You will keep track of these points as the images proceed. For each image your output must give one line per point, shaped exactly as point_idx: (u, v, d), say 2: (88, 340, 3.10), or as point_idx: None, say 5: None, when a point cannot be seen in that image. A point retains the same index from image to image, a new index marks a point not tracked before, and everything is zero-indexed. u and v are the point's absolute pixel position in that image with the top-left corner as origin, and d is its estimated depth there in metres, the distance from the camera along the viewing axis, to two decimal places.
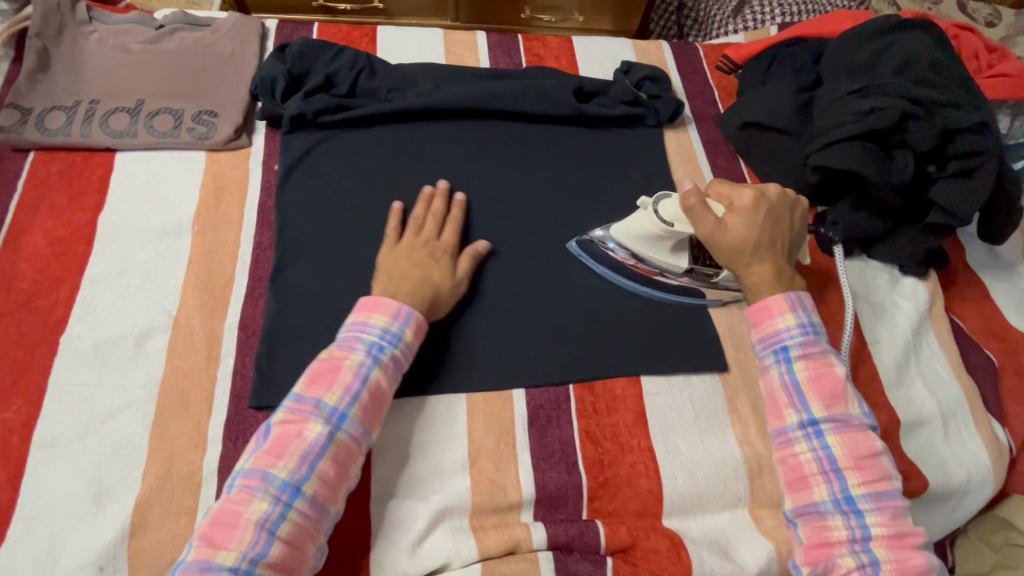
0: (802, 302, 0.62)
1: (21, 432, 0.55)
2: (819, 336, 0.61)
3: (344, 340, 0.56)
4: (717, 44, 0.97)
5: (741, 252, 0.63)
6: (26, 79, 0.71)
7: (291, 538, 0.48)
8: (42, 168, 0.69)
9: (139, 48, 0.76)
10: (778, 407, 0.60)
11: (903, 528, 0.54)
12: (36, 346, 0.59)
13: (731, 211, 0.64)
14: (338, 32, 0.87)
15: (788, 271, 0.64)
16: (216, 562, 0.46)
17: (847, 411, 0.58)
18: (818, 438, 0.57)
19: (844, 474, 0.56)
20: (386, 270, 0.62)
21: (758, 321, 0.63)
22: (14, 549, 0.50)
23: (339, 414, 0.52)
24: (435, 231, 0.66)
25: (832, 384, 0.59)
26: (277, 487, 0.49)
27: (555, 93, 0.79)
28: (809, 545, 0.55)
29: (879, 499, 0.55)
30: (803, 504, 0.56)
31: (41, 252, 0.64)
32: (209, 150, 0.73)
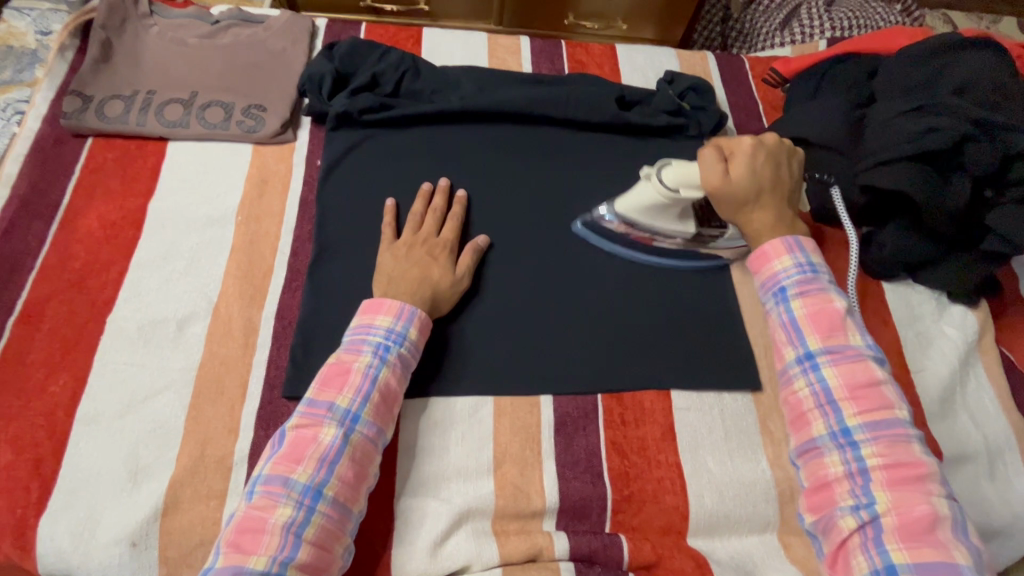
0: (801, 244, 0.61)
1: (66, 405, 0.57)
2: (818, 272, 0.59)
3: (350, 344, 0.57)
4: (765, 57, 0.95)
5: (746, 199, 0.63)
6: (90, 68, 0.74)
7: (318, 540, 0.48)
8: (99, 154, 0.72)
9: (196, 42, 0.78)
10: (778, 346, 0.58)
11: (905, 463, 0.49)
12: (84, 325, 0.61)
13: (735, 160, 0.64)
14: (384, 33, 0.89)
15: (791, 220, 0.63)
16: (248, 566, 0.45)
17: (848, 343, 0.55)
18: (815, 372, 0.55)
19: (841, 407, 0.53)
20: (421, 269, 0.62)
21: (756, 266, 0.62)
22: (55, 520, 0.52)
23: (353, 415, 0.53)
24: (435, 228, 0.67)
25: (830, 318, 0.56)
26: (299, 491, 0.49)
27: (597, 101, 0.79)
28: (810, 489, 0.52)
29: (876, 430, 0.51)
30: (804, 441, 0.54)
31: (94, 234, 0.66)
32: (256, 143, 0.75)
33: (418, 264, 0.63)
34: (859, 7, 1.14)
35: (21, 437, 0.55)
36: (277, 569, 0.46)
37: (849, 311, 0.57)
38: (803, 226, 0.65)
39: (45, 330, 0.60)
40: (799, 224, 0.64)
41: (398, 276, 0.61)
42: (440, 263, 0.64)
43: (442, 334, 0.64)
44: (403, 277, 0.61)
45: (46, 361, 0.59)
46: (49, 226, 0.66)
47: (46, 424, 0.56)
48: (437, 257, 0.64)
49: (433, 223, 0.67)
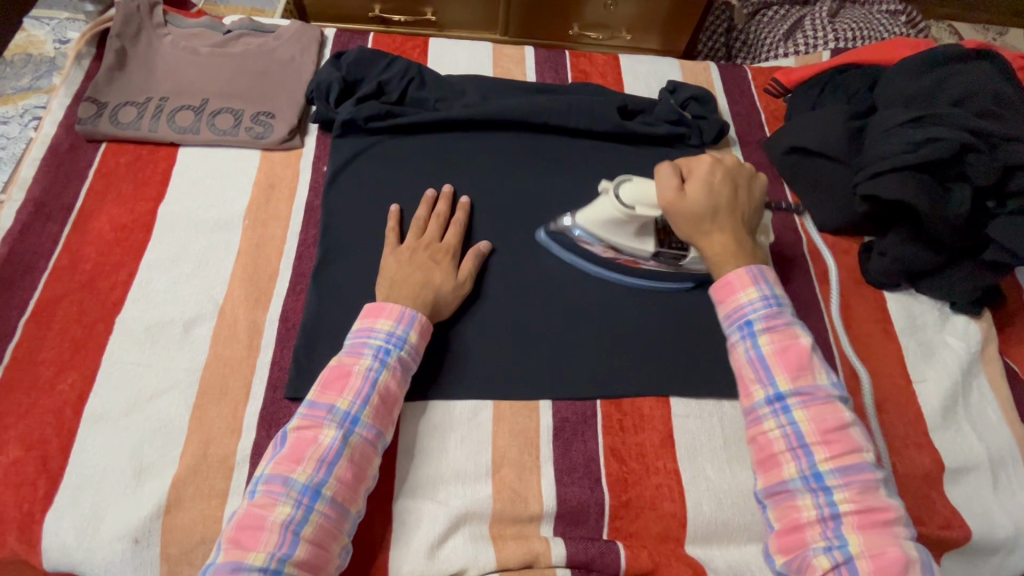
0: (765, 275, 0.60)
1: (75, 403, 0.58)
2: (783, 306, 0.58)
3: (352, 346, 0.57)
4: (768, 67, 0.96)
5: (704, 220, 0.62)
6: (104, 75, 0.76)
7: (316, 538, 0.49)
8: (112, 159, 0.73)
9: (208, 51, 0.80)
10: (746, 383, 0.57)
11: (875, 507, 0.50)
12: (94, 325, 0.62)
13: (693, 180, 0.63)
14: (391, 42, 0.90)
15: (748, 244, 0.63)
16: (248, 562, 0.46)
17: (815, 383, 0.55)
18: (785, 414, 0.54)
19: (813, 451, 0.52)
20: (424, 273, 0.63)
21: (720, 296, 0.60)
22: (60, 516, 0.53)
23: (352, 416, 0.53)
24: (439, 232, 0.68)
25: (798, 356, 0.55)
26: (298, 491, 0.49)
27: (599, 110, 0.80)
28: (781, 530, 0.52)
29: (848, 474, 0.51)
30: (774, 483, 0.53)
31: (105, 236, 0.68)
32: (264, 149, 0.76)
33: (419, 268, 0.64)
34: (862, 19, 1.15)
35: (30, 433, 0.56)
36: (274, 566, 0.46)
37: (815, 348, 0.57)
38: (758, 251, 0.64)
39: (55, 329, 0.62)
40: (756, 251, 0.63)
41: (400, 279, 0.62)
42: (442, 267, 0.65)
43: (444, 339, 0.65)
44: (405, 281, 0.62)
45: (56, 359, 0.60)
46: (62, 228, 0.68)
47: (54, 421, 0.57)
48: (439, 262, 0.65)
49: (437, 228, 0.68)
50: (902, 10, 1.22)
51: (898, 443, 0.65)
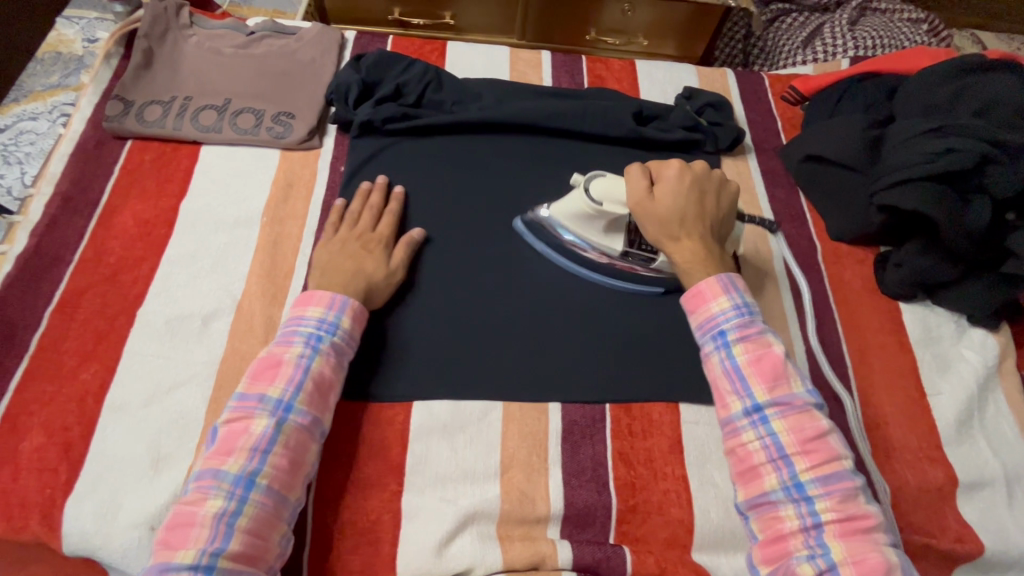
0: (735, 283, 0.60)
1: (96, 393, 0.59)
2: (755, 315, 0.59)
3: (283, 336, 0.58)
4: (786, 74, 0.96)
5: (672, 225, 0.63)
6: (131, 74, 0.78)
7: (253, 529, 0.49)
8: (137, 155, 0.75)
9: (232, 52, 0.82)
10: (722, 395, 0.57)
11: (857, 516, 0.50)
12: (116, 317, 0.64)
13: (661, 185, 0.64)
14: (410, 45, 0.91)
15: (717, 252, 0.63)
16: (176, 560, 0.47)
17: (791, 392, 0.55)
18: (764, 425, 0.54)
19: (792, 461, 0.52)
20: (356, 262, 0.64)
21: (692, 306, 0.61)
22: (79, 502, 0.54)
23: (285, 404, 0.54)
24: (372, 223, 0.69)
25: (773, 365, 0.56)
26: (229, 482, 0.50)
27: (615, 115, 0.80)
28: (765, 541, 0.52)
29: (828, 483, 0.51)
30: (755, 495, 0.53)
31: (129, 231, 0.70)
32: (284, 149, 0.78)
33: (352, 257, 0.65)
34: (884, 27, 1.15)
35: (53, 421, 0.58)
36: (206, 561, 0.47)
37: (789, 356, 0.57)
38: (729, 260, 0.64)
39: (80, 320, 0.63)
40: (726, 259, 0.64)
41: (333, 268, 0.63)
42: (375, 256, 0.66)
43: (456, 339, 0.66)
44: (338, 270, 0.63)
45: (79, 349, 0.62)
46: (88, 222, 0.70)
47: (77, 410, 0.58)
48: (371, 251, 0.66)
49: (371, 218, 0.69)
50: (924, 19, 1.21)
51: (911, 456, 0.65)
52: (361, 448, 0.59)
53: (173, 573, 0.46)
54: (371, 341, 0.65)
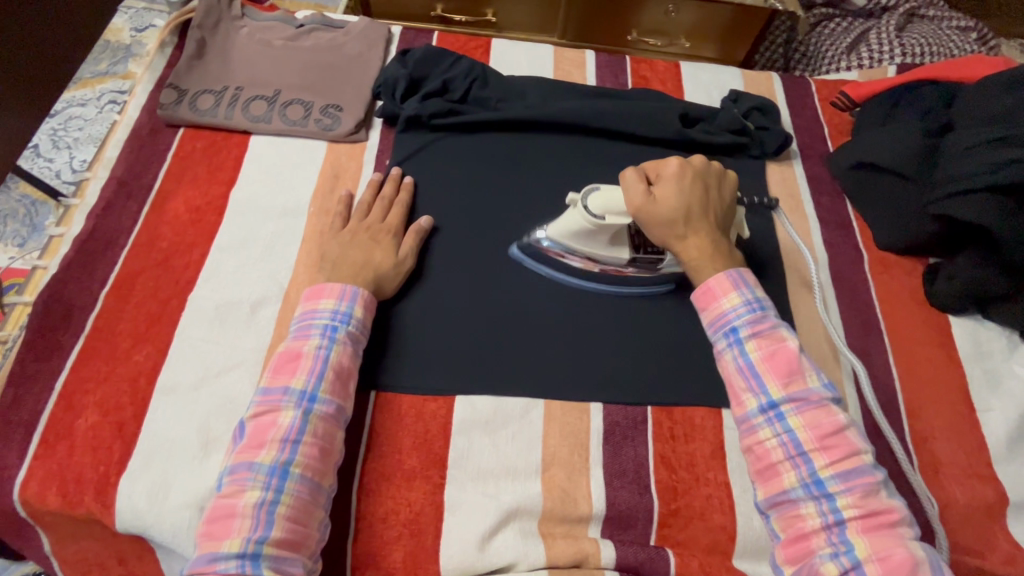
0: (744, 279, 0.60)
1: (148, 374, 0.61)
2: (766, 310, 0.59)
3: (299, 330, 0.59)
4: (833, 80, 0.95)
5: (677, 223, 0.63)
6: (185, 63, 0.80)
7: (293, 516, 0.50)
8: (189, 143, 0.77)
9: (282, 44, 0.83)
10: (737, 393, 0.56)
11: (878, 510, 0.49)
12: (168, 301, 0.65)
13: (662, 184, 0.64)
14: (455, 41, 0.92)
15: (722, 242, 0.64)
16: (223, 551, 0.48)
17: (806, 387, 0.55)
18: (780, 422, 0.54)
19: (811, 458, 0.52)
20: (366, 254, 0.65)
21: (703, 304, 0.61)
22: (132, 480, 0.55)
23: (309, 395, 0.55)
24: (381, 214, 0.69)
25: (787, 360, 0.55)
26: (265, 473, 0.51)
27: (661, 116, 0.80)
28: (787, 541, 0.51)
29: (849, 479, 0.51)
30: (774, 493, 0.53)
31: (181, 217, 0.71)
32: (331, 141, 0.79)
33: (361, 248, 0.66)
34: (931, 34, 1.13)
35: (108, 400, 0.59)
36: (252, 549, 0.48)
37: (802, 351, 0.57)
38: (735, 251, 0.64)
39: (133, 303, 0.65)
40: (732, 250, 0.64)
41: (342, 261, 0.64)
42: (384, 246, 0.66)
43: (498, 335, 0.66)
44: (347, 263, 0.64)
45: (133, 331, 0.63)
46: (141, 207, 0.71)
47: (130, 390, 0.60)
48: (380, 241, 0.67)
49: (380, 210, 0.70)
50: (973, 27, 1.18)
51: (959, 472, 0.63)
52: (405, 440, 0.60)
53: (221, 563, 0.47)
54: (416, 334, 0.65)
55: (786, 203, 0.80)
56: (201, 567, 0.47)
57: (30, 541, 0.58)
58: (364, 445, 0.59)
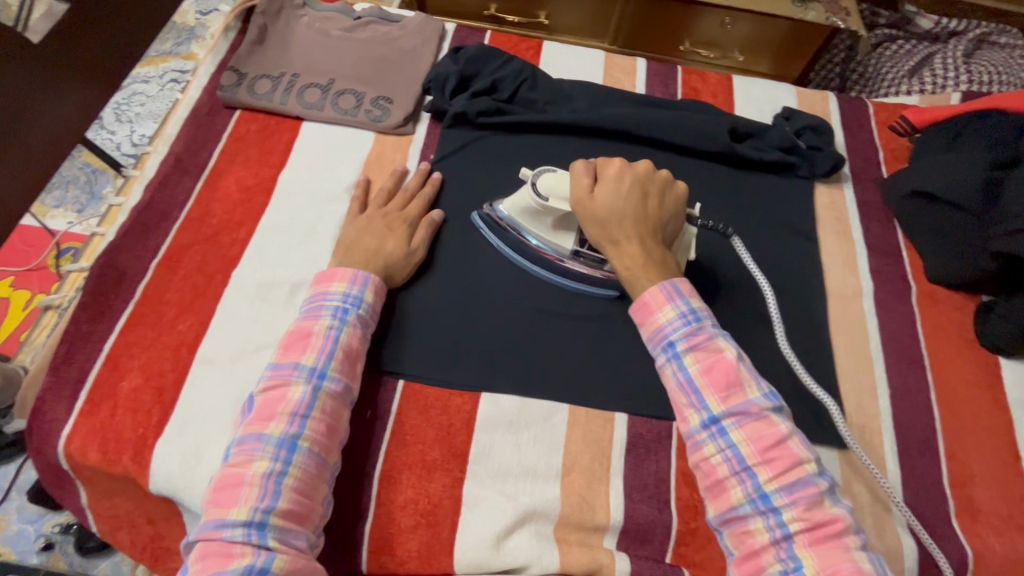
0: (680, 290, 0.59)
1: (190, 345, 0.63)
2: (703, 321, 0.57)
3: (309, 312, 0.60)
4: (893, 103, 0.92)
5: (611, 228, 0.62)
6: (246, 48, 0.83)
7: (299, 488, 0.51)
8: (245, 125, 0.79)
9: (339, 34, 0.85)
10: (680, 408, 0.55)
11: (824, 522, 0.48)
12: (213, 276, 0.67)
13: (601, 186, 0.63)
14: (507, 41, 0.92)
15: (661, 255, 0.62)
16: (230, 518, 0.48)
17: (746, 399, 0.53)
18: (722, 437, 0.52)
19: (755, 472, 0.50)
20: (378, 240, 0.66)
21: (640, 319, 0.59)
22: (168, 444, 0.58)
23: (319, 372, 0.56)
24: (401, 204, 0.71)
25: (726, 372, 0.54)
26: (273, 445, 0.52)
27: (709, 130, 0.79)
28: (738, 558, 0.50)
29: (793, 492, 0.49)
30: (724, 510, 0.51)
31: (231, 195, 0.73)
32: (379, 132, 0.80)
33: (374, 236, 0.67)
34: (1002, 61, 1.08)
35: (150, 366, 0.61)
36: (259, 518, 0.48)
37: (742, 359, 0.55)
38: (673, 264, 0.62)
39: (181, 274, 0.67)
40: (670, 263, 0.62)
41: (355, 247, 0.66)
42: (396, 236, 0.67)
43: (527, 336, 0.66)
44: (360, 249, 0.65)
45: (179, 302, 0.65)
46: (195, 183, 0.74)
47: (172, 358, 0.62)
48: (394, 230, 0.68)
49: (400, 200, 0.71)
50: None
51: (999, 521, 0.60)
52: (428, 432, 0.60)
53: (228, 530, 0.48)
54: (445, 328, 0.66)
55: (833, 227, 0.78)
56: (209, 532, 0.48)
57: (69, 493, 0.61)
58: (388, 433, 0.60)
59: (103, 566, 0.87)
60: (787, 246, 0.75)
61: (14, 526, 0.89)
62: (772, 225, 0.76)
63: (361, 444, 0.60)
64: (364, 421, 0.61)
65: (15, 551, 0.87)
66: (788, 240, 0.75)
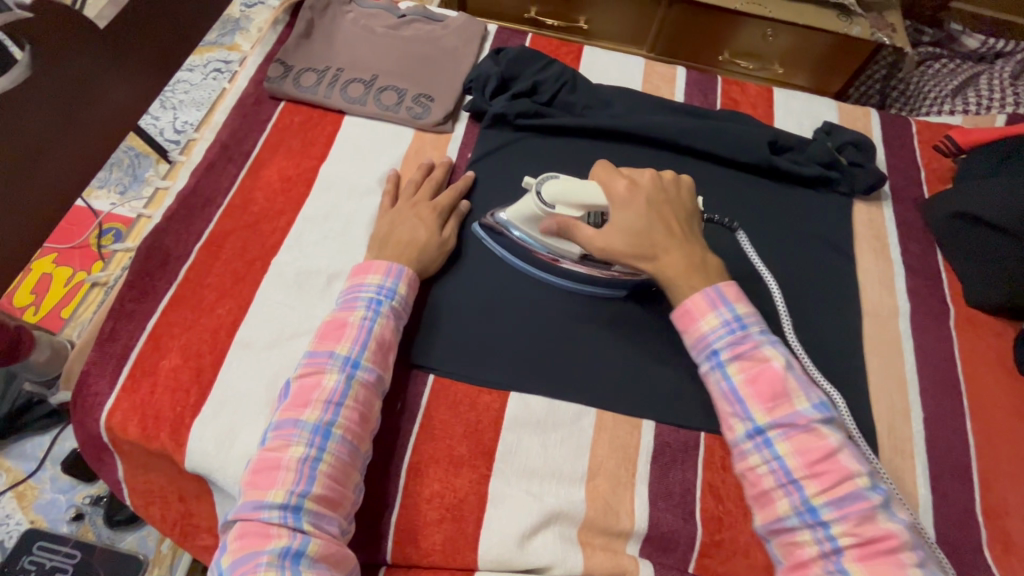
0: (725, 296, 0.57)
1: (228, 328, 0.64)
2: (748, 328, 0.56)
3: (345, 302, 0.61)
4: (936, 122, 0.90)
5: (644, 244, 0.60)
6: (293, 41, 0.84)
7: (332, 474, 0.52)
8: (288, 117, 0.81)
9: (383, 31, 0.87)
10: (724, 418, 0.54)
11: (877, 539, 0.46)
12: (253, 262, 0.69)
13: (618, 207, 0.61)
14: (548, 45, 0.93)
15: (700, 254, 0.60)
16: (268, 500, 0.49)
17: (794, 410, 0.51)
18: (768, 448, 0.51)
19: (803, 485, 0.49)
20: (411, 231, 0.67)
21: (682, 326, 0.58)
22: (204, 424, 0.59)
23: (353, 361, 0.57)
24: (430, 194, 0.72)
25: (772, 382, 0.52)
26: (309, 431, 0.53)
27: (749, 141, 0.78)
28: (787, 569, 0.49)
29: (843, 507, 0.48)
30: (771, 521, 0.50)
31: (273, 185, 0.75)
32: (418, 129, 0.81)
33: (408, 226, 0.68)
34: None
35: (190, 346, 0.63)
36: (294, 501, 0.49)
37: (791, 368, 0.53)
38: (713, 260, 0.61)
39: (223, 259, 0.69)
40: (709, 259, 0.61)
41: (388, 241, 0.66)
42: (427, 225, 0.68)
43: (557, 338, 0.66)
44: (393, 242, 0.66)
45: (219, 286, 0.67)
46: (239, 171, 0.76)
47: (211, 340, 0.64)
48: (425, 218, 0.69)
49: (428, 191, 0.72)
50: None
51: None
52: (456, 427, 0.61)
53: (265, 511, 0.49)
54: (475, 325, 0.66)
55: (870, 245, 0.77)
56: (247, 512, 0.49)
57: (106, 465, 0.63)
58: (417, 426, 0.61)
59: (130, 540, 0.88)
60: (822, 261, 0.74)
61: (47, 495, 0.92)
62: (809, 240, 0.75)
63: (390, 435, 0.61)
64: (393, 412, 0.62)
65: (47, 519, 0.90)
66: (824, 256, 0.75)
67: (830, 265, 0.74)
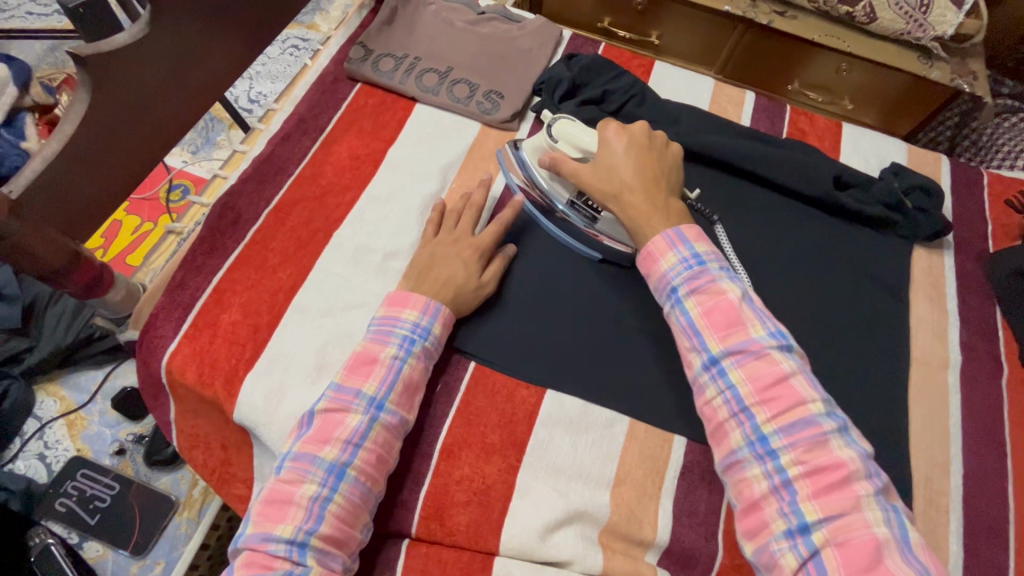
0: (685, 236, 0.60)
1: (286, 293, 0.67)
2: (706, 264, 0.58)
3: (378, 333, 0.61)
4: (1011, 177, 0.88)
5: (612, 183, 0.65)
6: (376, 26, 0.87)
7: (341, 515, 0.52)
8: (363, 98, 0.84)
9: (462, 25, 0.89)
10: (684, 353, 0.57)
11: (825, 465, 0.48)
12: (317, 232, 0.72)
13: (602, 147, 0.67)
14: (620, 56, 0.94)
15: (661, 197, 0.64)
16: (275, 533, 0.51)
17: (748, 338, 0.54)
18: (722, 378, 0.54)
19: (753, 414, 0.52)
20: (449, 261, 0.66)
21: (646, 269, 0.61)
22: (256, 380, 0.62)
23: (377, 402, 0.57)
24: (473, 228, 0.70)
25: (725, 312, 0.55)
26: (324, 469, 0.53)
27: (813, 173, 0.78)
28: (742, 510, 0.51)
29: (792, 433, 0.50)
30: (725, 456, 0.53)
31: (342, 161, 0.78)
32: (485, 124, 0.83)
33: (448, 265, 0.66)
34: None
35: (250, 304, 0.66)
36: (301, 538, 0.50)
37: (745, 300, 0.56)
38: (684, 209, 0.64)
39: (288, 226, 0.72)
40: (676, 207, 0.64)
41: (427, 275, 0.65)
42: (466, 255, 0.67)
43: (598, 343, 0.67)
44: (432, 277, 0.65)
45: (283, 251, 0.70)
46: (312, 145, 0.79)
47: (269, 301, 0.66)
48: (466, 256, 0.67)
49: (472, 224, 0.70)
50: None
51: None
52: (491, 416, 0.62)
53: (273, 545, 0.50)
54: (521, 320, 0.68)
55: (927, 292, 0.75)
56: (254, 544, 0.51)
57: (160, 406, 0.67)
58: (454, 410, 0.63)
59: (164, 480, 0.93)
60: (876, 303, 0.73)
61: (95, 427, 0.98)
62: (863, 278, 0.74)
63: (428, 414, 0.63)
64: (433, 395, 0.64)
65: (92, 449, 0.96)
66: (878, 297, 0.74)
67: (884, 307, 0.73)
